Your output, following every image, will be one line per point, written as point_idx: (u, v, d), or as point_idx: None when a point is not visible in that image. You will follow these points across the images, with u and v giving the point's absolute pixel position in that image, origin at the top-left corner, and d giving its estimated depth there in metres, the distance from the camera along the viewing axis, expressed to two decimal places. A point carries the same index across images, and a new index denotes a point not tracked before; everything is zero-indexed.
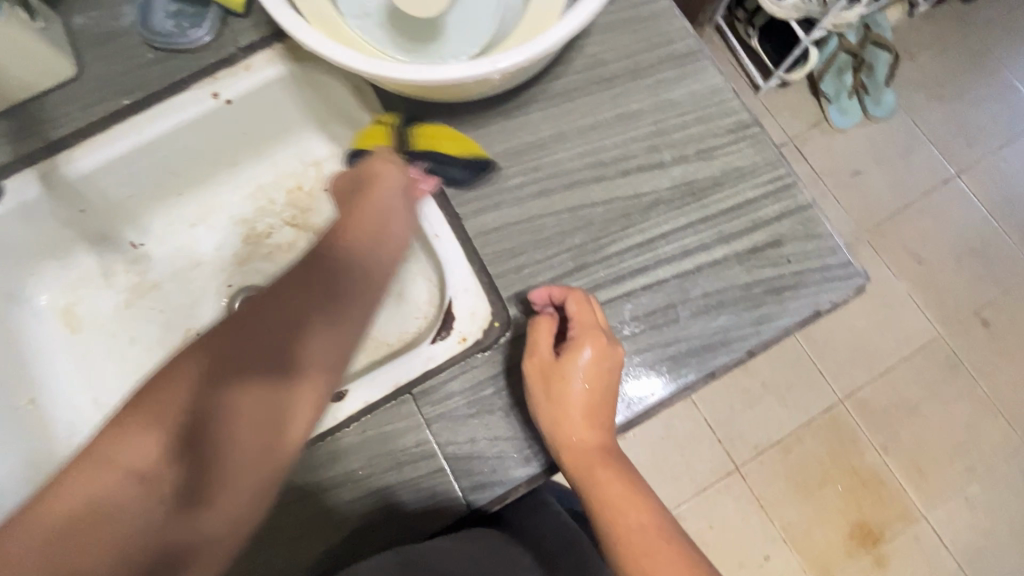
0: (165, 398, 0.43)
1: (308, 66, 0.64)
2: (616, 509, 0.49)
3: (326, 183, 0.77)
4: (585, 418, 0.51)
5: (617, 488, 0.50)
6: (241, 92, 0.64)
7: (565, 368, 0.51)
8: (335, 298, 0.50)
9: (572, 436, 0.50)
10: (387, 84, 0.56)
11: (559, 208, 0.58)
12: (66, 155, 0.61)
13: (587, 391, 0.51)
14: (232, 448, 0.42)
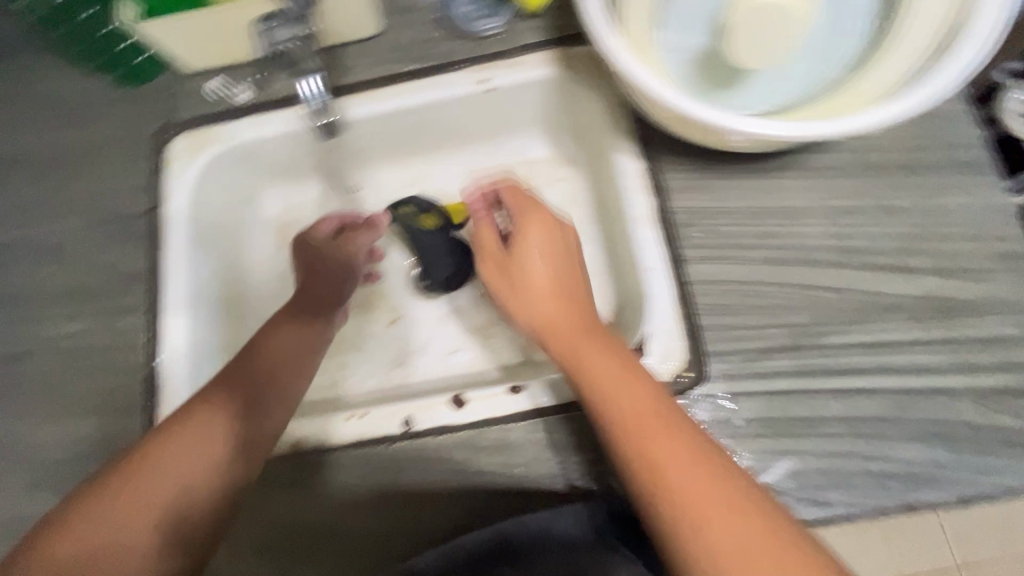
0: (211, 396, 0.53)
1: (575, 77, 0.68)
2: (719, 515, 0.38)
3: (534, 183, 0.81)
4: (604, 380, 0.46)
5: (722, 493, 0.39)
6: (506, 84, 0.69)
7: (552, 304, 0.52)
8: (304, 327, 0.61)
9: (612, 395, 0.45)
10: (662, 119, 0.57)
11: (787, 281, 0.56)
12: (347, 99, 0.69)
13: (603, 352, 0.48)
14: (249, 454, 0.51)
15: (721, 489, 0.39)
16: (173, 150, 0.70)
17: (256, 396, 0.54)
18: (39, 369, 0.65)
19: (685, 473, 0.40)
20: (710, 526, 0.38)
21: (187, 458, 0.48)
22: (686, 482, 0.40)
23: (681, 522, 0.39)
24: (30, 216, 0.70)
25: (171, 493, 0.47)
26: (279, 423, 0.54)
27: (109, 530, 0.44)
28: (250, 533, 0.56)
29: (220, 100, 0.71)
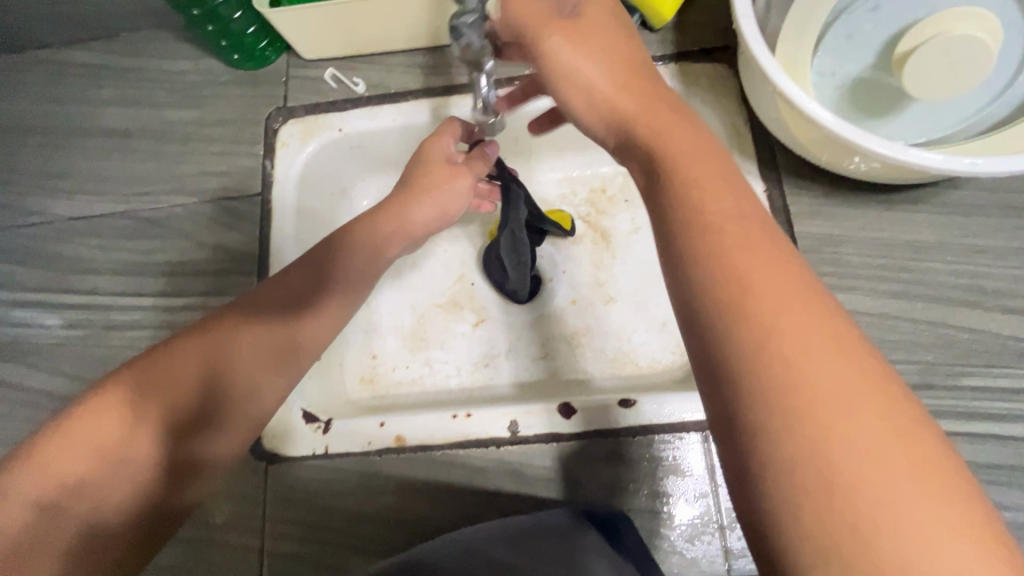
0: (236, 341, 0.51)
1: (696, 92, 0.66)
2: (891, 465, 0.26)
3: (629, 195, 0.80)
4: (769, 293, 0.30)
5: (899, 441, 0.27)
6: None
7: (731, 218, 0.33)
8: (324, 273, 0.57)
9: (772, 323, 0.29)
10: (788, 136, 0.57)
11: (918, 317, 0.54)
12: (459, 98, 0.69)
13: (769, 264, 0.31)
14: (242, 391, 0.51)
15: (899, 440, 0.27)
16: (283, 135, 0.71)
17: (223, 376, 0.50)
18: (143, 343, 0.65)
19: (858, 414, 0.27)
20: (861, 466, 0.26)
21: (203, 393, 0.49)
22: (847, 421, 0.27)
23: (828, 463, 0.27)
24: (140, 191, 0.71)
25: (158, 420, 0.47)
26: (280, 367, 0.53)
27: (106, 440, 0.45)
28: (351, 525, 0.57)
29: (333, 89, 0.71)
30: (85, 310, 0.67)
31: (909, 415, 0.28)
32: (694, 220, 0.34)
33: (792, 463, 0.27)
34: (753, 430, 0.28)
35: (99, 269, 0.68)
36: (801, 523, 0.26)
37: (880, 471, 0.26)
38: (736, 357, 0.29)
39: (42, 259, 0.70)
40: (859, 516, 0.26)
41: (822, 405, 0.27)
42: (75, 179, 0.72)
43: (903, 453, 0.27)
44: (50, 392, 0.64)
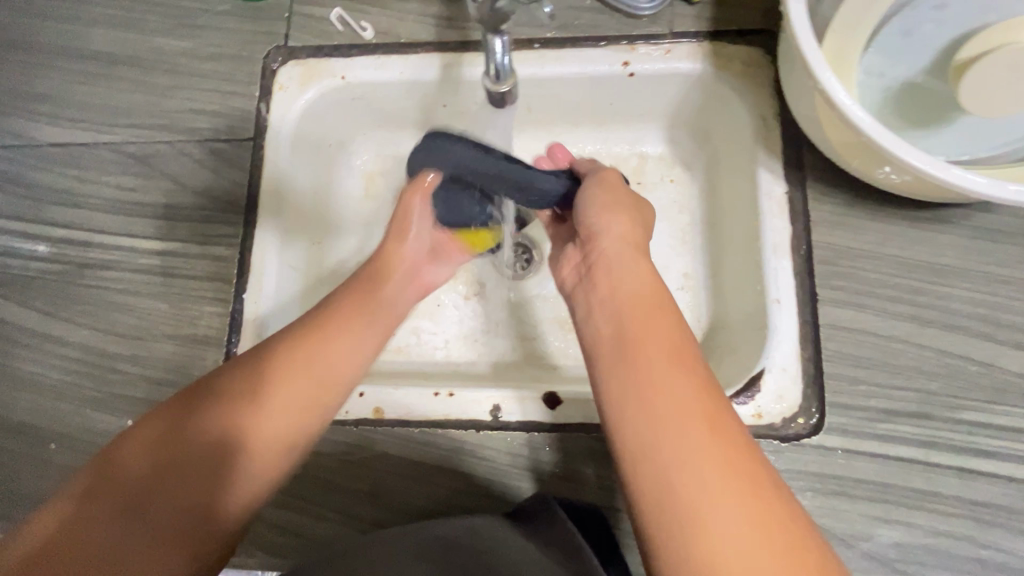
0: (295, 335, 0.49)
1: (725, 77, 0.62)
2: (741, 528, 0.35)
3: (642, 179, 0.76)
4: (662, 396, 0.40)
5: (752, 508, 0.36)
6: (649, 71, 0.63)
7: (649, 323, 0.44)
8: (374, 288, 0.54)
9: (660, 420, 0.39)
10: (824, 141, 0.52)
11: (928, 344, 0.52)
12: (472, 57, 0.64)
13: (669, 368, 0.41)
14: (292, 388, 0.46)
15: (755, 505, 0.36)
16: (281, 78, 0.66)
17: (256, 384, 0.46)
18: (121, 285, 0.62)
19: (723, 491, 0.36)
20: (712, 530, 0.35)
21: (257, 390, 0.46)
22: (713, 494, 0.36)
23: (688, 526, 0.36)
24: (124, 123, 0.67)
25: (212, 416, 0.45)
26: (334, 356, 0.49)
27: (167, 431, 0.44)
28: (321, 494, 0.56)
29: (337, 33, 0.66)
30: (61, 246, 0.64)
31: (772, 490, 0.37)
32: (611, 340, 0.45)
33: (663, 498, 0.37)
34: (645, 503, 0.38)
35: (78, 202, 0.65)
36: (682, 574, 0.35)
37: (732, 536, 0.35)
38: (636, 441, 0.39)
39: (19, 185, 0.66)
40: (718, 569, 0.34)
41: (688, 483, 0.37)
42: (57, 102, 0.68)
43: (755, 517, 0.35)
44: (23, 326, 0.62)
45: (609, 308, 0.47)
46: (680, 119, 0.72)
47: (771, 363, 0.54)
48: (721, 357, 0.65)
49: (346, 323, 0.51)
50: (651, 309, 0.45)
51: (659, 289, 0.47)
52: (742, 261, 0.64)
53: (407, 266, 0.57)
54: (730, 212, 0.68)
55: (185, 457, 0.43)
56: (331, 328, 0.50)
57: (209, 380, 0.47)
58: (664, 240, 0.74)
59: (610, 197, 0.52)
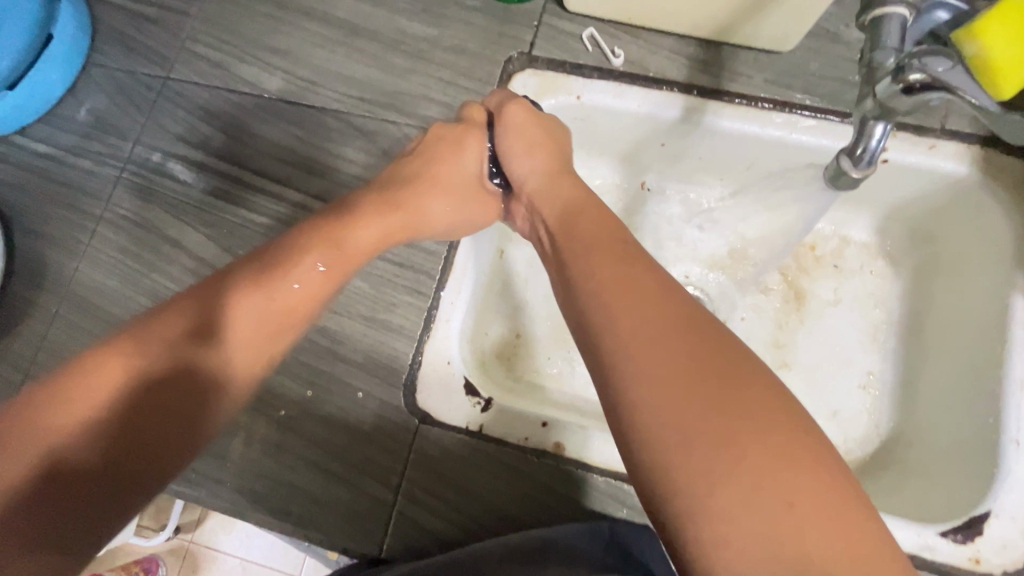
0: (279, 266, 0.51)
1: (992, 187, 0.57)
2: (766, 459, 0.34)
3: (840, 262, 0.72)
4: (643, 329, 0.39)
5: (774, 438, 0.35)
6: (903, 161, 0.60)
7: (604, 257, 0.45)
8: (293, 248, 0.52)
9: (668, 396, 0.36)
10: None
11: None
12: (719, 106, 0.62)
13: (657, 339, 0.39)
14: (264, 330, 0.50)
15: (778, 433, 0.35)
16: (516, 84, 0.65)
17: (145, 339, 0.45)
18: None
19: (736, 418, 0.35)
20: (724, 482, 0.34)
21: (236, 336, 0.48)
22: (733, 432, 0.35)
23: (711, 474, 0.34)
24: (353, 94, 0.67)
25: (197, 331, 0.46)
26: (292, 306, 0.51)
27: (162, 346, 0.45)
28: (483, 512, 0.54)
29: (585, 52, 0.65)
30: (273, 201, 0.65)
31: (786, 410, 0.36)
32: (596, 290, 0.43)
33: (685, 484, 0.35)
34: (662, 468, 0.35)
35: (296, 163, 0.66)
36: (709, 528, 0.34)
37: (750, 471, 0.34)
38: (632, 391, 0.38)
39: (242, 132, 0.67)
40: (745, 501, 0.33)
41: (694, 454, 0.35)
42: (292, 60, 0.69)
43: (779, 451, 0.34)
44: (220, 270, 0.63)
45: (566, 239, 0.49)
46: (903, 214, 0.68)
47: (1001, 507, 0.49)
48: (907, 475, 0.61)
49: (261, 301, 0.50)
50: (594, 241, 0.47)
51: (601, 221, 0.50)
52: (959, 382, 0.59)
53: (343, 234, 0.55)
54: (950, 326, 0.63)
55: (179, 411, 0.44)
56: (256, 324, 0.49)
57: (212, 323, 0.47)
58: (852, 332, 0.70)
59: (524, 141, 0.58)
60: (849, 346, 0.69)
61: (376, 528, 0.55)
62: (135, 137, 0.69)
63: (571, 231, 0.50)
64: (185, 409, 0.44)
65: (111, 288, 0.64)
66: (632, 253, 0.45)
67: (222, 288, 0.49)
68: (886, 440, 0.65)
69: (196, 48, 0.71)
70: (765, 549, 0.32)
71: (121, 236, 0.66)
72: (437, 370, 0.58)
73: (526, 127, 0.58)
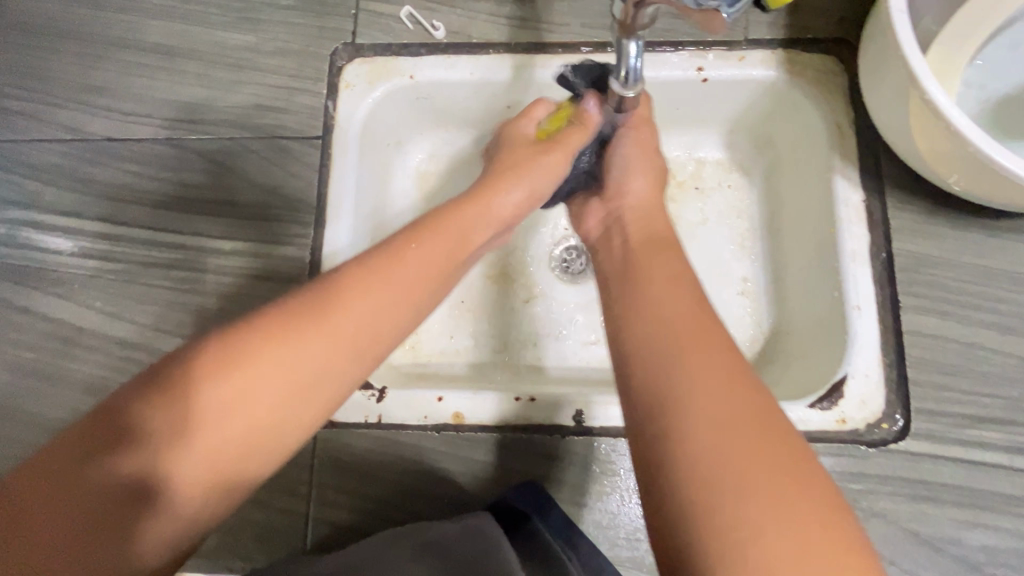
0: (232, 338, 0.38)
1: (799, 84, 0.62)
2: (760, 472, 0.33)
3: (700, 184, 0.76)
4: (726, 398, 0.36)
5: (779, 460, 0.34)
6: (723, 77, 0.64)
7: (672, 304, 0.42)
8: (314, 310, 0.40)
9: (722, 428, 0.35)
10: (911, 146, 0.53)
11: (1011, 351, 0.53)
12: (545, 58, 0.64)
13: (745, 407, 0.36)
14: (229, 454, 0.37)
15: (780, 459, 0.34)
16: (347, 76, 0.65)
17: (123, 439, 0.35)
18: (183, 284, 0.61)
19: (742, 434, 0.35)
20: (734, 508, 0.32)
21: (198, 449, 0.36)
22: (739, 450, 0.34)
23: (713, 477, 0.33)
24: (185, 118, 0.64)
25: (134, 433, 0.35)
26: (308, 379, 0.39)
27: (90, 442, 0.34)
28: (389, 496, 0.56)
29: (407, 31, 0.65)
30: (121, 244, 0.62)
31: (796, 443, 0.35)
32: (661, 347, 0.40)
33: (707, 523, 0.33)
34: (667, 481, 0.34)
35: (143, 200, 0.63)
36: (699, 539, 0.32)
37: (746, 482, 0.33)
38: (665, 404, 0.37)
39: (75, 180, 0.64)
40: (730, 503, 0.33)
41: (745, 503, 0.32)
42: (112, 95, 0.65)
43: (781, 473, 0.33)
44: (80, 326, 0.60)
45: (632, 271, 0.47)
46: (741, 125, 0.72)
47: (853, 369, 0.54)
48: (789, 362, 0.65)
49: (278, 371, 0.38)
50: (674, 277, 0.45)
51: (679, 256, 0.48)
52: (811, 268, 0.64)
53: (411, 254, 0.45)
54: (798, 219, 0.67)
55: (126, 519, 0.34)
56: (262, 400, 0.38)
57: (158, 399, 0.36)
58: (723, 245, 0.74)
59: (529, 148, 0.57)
60: (723, 258, 0.73)
61: (294, 540, 0.55)
62: None
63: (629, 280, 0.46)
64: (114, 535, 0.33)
65: None
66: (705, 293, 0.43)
67: (224, 364, 0.37)
68: (769, 335, 0.70)
69: (5, 102, 0.66)
70: (743, 550, 0.31)
71: None
72: None
73: (512, 164, 0.56)
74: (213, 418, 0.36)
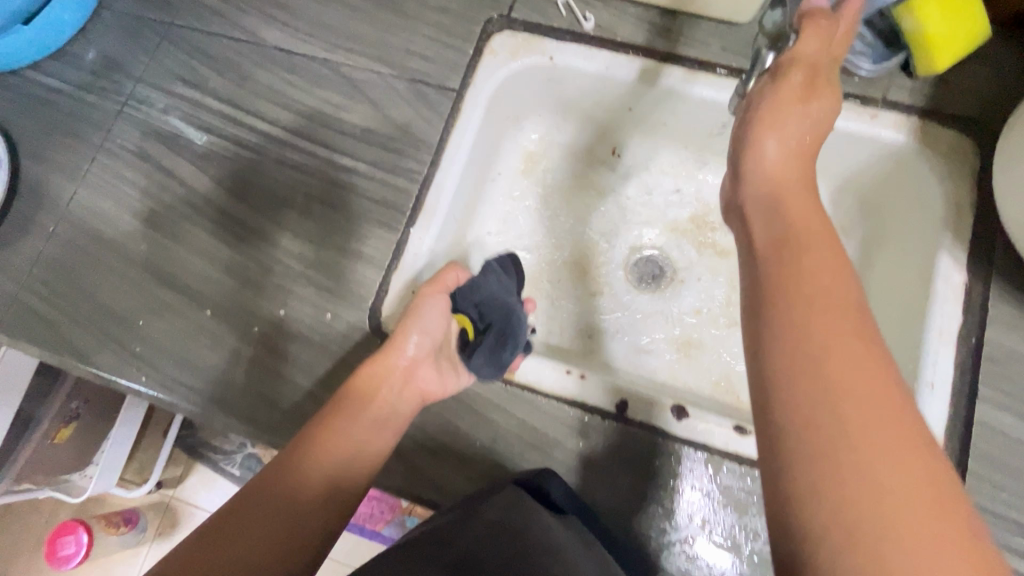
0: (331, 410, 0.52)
1: (925, 156, 0.62)
2: (893, 484, 0.31)
3: None
4: (868, 415, 0.33)
5: (895, 471, 0.31)
6: (849, 130, 0.64)
7: (827, 300, 0.37)
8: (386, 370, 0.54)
9: (841, 448, 0.32)
10: None
11: None
12: (679, 71, 0.67)
13: (868, 396, 0.33)
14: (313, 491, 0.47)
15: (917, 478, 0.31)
16: (494, 43, 0.70)
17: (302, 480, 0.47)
18: (302, 186, 0.67)
19: (879, 438, 0.32)
20: (857, 505, 0.30)
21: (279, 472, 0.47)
22: (877, 464, 0.31)
23: (847, 504, 0.30)
24: (342, 46, 0.71)
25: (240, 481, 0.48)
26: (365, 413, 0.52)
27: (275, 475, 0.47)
28: (430, 424, 0.58)
29: (559, 16, 0.69)
30: (259, 138, 0.69)
31: (930, 470, 0.32)
32: (789, 347, 0.36)
33: (847, 526, 0.30)
34: (783, 484, 0.33)
35: (287, 105, 0.70)
36: (808, 521, 0.31)
37: (872, 481, 0.31)
38: (794, 416, 0.34)
39: (238, 74, 0.72)
40: (862, 529, 0.30)
41: (872, 497, 0.30)
42: (289, 12, 0.73)
43: (902, 477, 0.31)
44: (208, 199, 0.67)
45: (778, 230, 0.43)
46: (853, 185, 0.71)
47: None
48: None
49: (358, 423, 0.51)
50: (830, 259, 0.40)
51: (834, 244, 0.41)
52: (888, 337, 0.63)
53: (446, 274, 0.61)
54: (885, 289, 0.66)
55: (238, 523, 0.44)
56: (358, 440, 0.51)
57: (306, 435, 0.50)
58: None
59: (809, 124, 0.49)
60: None
61: None
62: (137, 75, 0.74)
63: (791, 260, 0.40)
64: (283, 560, 0.43)
65: (106, 211, 0.68)
66: (845, 272, 0.39)
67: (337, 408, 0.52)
68: None
69: None
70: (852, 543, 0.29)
71: (117, 164, 0.70)
72: (400, 296, 0.62)
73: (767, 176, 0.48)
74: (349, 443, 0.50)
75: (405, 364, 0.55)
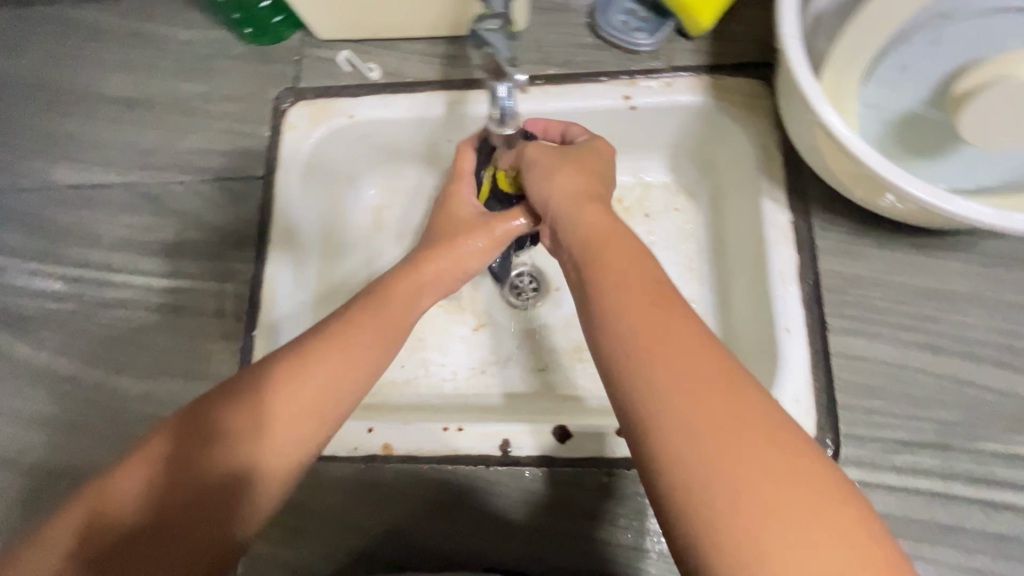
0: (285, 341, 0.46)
1: (726, 110, 0.63)
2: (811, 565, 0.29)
3: (647, 209, 0.74)
4: (703, 396, 0.34)
5: (778, 475, 0.31)
6: (650, 105, 0.64)
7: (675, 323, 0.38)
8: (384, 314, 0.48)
9: (724, 462, 0.32)
10: (817, 147, 0.52)
11: (941, 373, 0.51)
12: (476, 94, 0.66)
13: (735, 417, 0.33)
14: (251, 429, 0.41)
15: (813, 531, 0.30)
16: (290, 118, 0.67)
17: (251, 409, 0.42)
18: (132, 323, 0.63)
19: (727, 428, 0.33)
20: (741, 516, 0.30)
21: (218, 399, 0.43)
22: (735, 438, 0.32)
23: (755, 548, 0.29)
24: (138, 164, 0.68)
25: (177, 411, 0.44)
26: (337, 353, 0.45)
27: (155, 469, 0.40)
28: (322, 525, 0.56)
29: (346, 74, 0.68)
30: (75, 285, 0.65)
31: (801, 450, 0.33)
32: (662, 355, 0.36)
33: (731, 532, 0.30)
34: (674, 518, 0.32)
35: (97, 242, 0.66)
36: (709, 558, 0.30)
37: (750, 509, 0.30)
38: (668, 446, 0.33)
39: (38, 226, 0.67)
40: (742, 539, 0.30)
41: (743, 499, 0.31)
42: (76, 145, 0.70)
43: (788, 489, 0.31)
44: (36, 366, 0.63)
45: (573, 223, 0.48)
46: (682, 149, 0.71)
47: (782, 394, 0.52)
48: None
49: (327, 362, 0.44)
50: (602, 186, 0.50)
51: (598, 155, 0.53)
52: (744, 289, 0.63)
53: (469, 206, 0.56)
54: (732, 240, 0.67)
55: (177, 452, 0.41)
56: (319, 378, 0.43)
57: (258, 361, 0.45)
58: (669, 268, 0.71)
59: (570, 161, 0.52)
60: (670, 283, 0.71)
61: None
62: None
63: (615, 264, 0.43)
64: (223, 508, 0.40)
65: None
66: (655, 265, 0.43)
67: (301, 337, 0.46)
68: None
69: None
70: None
71: None
72: None
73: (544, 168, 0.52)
74: (306, 388, 0.43)
75: (312, 382, 0.43)
